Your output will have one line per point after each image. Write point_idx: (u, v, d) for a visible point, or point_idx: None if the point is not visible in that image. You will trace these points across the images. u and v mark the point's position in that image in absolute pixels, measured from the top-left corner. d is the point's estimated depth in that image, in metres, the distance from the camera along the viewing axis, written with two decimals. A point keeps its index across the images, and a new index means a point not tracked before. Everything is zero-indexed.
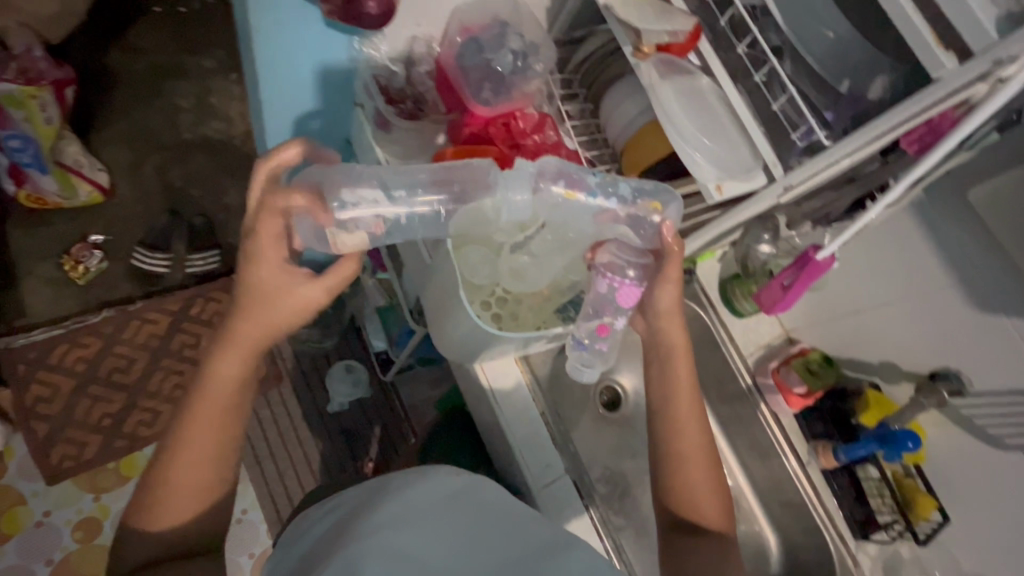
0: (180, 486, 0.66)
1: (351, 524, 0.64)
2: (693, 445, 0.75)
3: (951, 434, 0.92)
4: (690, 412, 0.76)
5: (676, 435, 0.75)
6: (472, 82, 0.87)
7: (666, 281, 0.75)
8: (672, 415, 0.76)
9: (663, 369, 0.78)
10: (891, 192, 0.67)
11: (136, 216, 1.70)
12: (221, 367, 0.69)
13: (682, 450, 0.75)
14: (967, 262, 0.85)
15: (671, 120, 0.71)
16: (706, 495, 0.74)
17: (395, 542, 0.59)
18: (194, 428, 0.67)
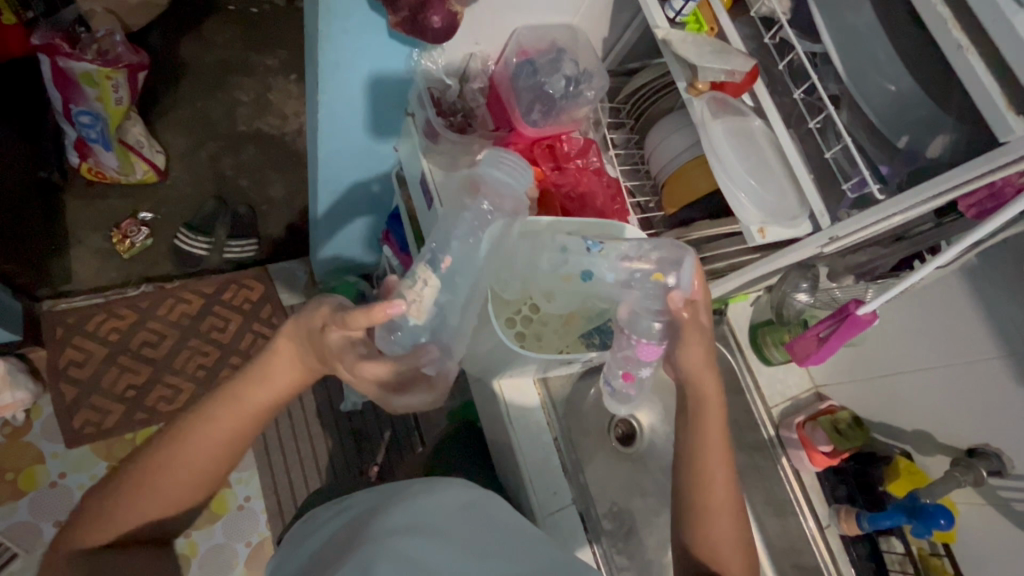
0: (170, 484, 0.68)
1: (365, 528, 0.64)
2: (718, 493, 0.74)
3: (986, 515, 0.87)
4: (717, 462, 0.74)
5: (699, 478, 0.74)
6: (524, 102, 0.89)
7: (688, 346, 0.75)
8: (695, 461, 0.75)
9: (689, 426, 0.77)
10: (943, 255, 0.64)
11: (186, 199, 1.77)
12: (253, 396, 0.70)
13: (704, 498, 0.74)
14: (1018, 337, 0.80)
15: (719, 158, 0.70)
16: (726, 545, 0.72)
17: (412, 548, 0.59)
18: (204, 442, 0.68)
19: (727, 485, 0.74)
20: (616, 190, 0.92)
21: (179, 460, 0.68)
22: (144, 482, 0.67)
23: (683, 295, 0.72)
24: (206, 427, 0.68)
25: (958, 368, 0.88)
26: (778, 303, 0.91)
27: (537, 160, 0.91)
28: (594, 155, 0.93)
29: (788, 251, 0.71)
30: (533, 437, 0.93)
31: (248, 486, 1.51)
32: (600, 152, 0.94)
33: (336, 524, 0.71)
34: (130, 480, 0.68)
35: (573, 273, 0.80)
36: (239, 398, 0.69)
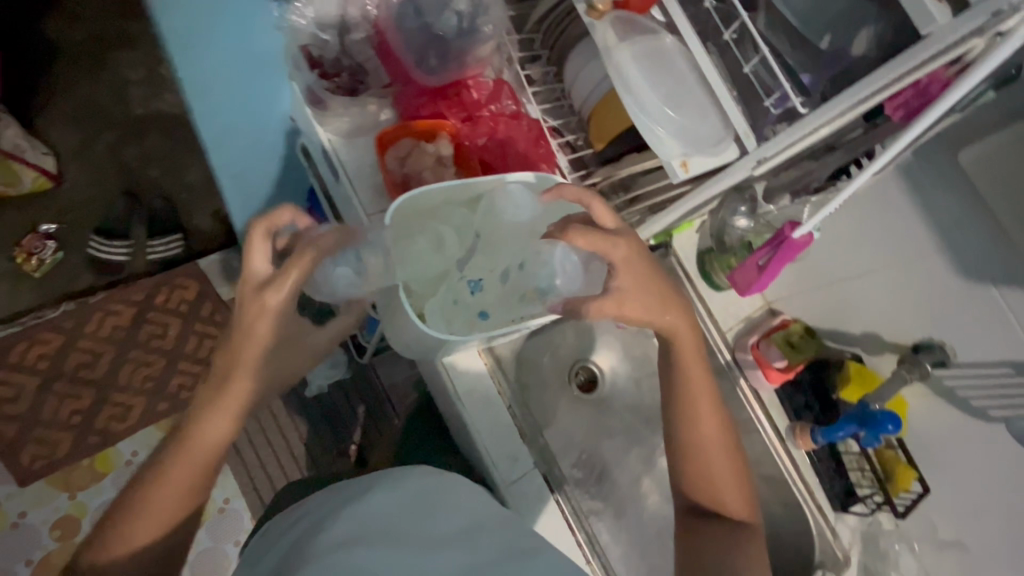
0: (146, 534, 0.65)
1: (297, 551, 0.58)
2: (710, 438, 0.72)
3: (935, 405, 0.89)
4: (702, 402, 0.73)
5: (688, 430, 0.72)
6: (413, 50, 0.80)
7: (610, 303, 0.65)
8: (683, 414, 0.72)
9: (673, 386, 0.73)
10: (875, 165, 0.60)
11: (89, 202, 1.60)
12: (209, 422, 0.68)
13: (700, 447, 0.72)
14: (955, 230, 0.78)
15: (629, 88, 0.63)
16: (725, 488, 0.72)
17: (364, 565, 0.54)
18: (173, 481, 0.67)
19: (716, 429, 0.72)
20: (538, 133, 0.83)
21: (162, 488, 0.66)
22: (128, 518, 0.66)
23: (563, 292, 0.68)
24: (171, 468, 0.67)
25: (900, 269, 0.87)
26: (718, 232, 0.87)
27: (446, 112, 0.82)
28: (508, 98, 0.83)
29: (716, 180, 0.66)
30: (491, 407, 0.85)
31: (224, 488, 1.49)
32: (514, 93, 0.84)
33: (288, 527, 0.66)
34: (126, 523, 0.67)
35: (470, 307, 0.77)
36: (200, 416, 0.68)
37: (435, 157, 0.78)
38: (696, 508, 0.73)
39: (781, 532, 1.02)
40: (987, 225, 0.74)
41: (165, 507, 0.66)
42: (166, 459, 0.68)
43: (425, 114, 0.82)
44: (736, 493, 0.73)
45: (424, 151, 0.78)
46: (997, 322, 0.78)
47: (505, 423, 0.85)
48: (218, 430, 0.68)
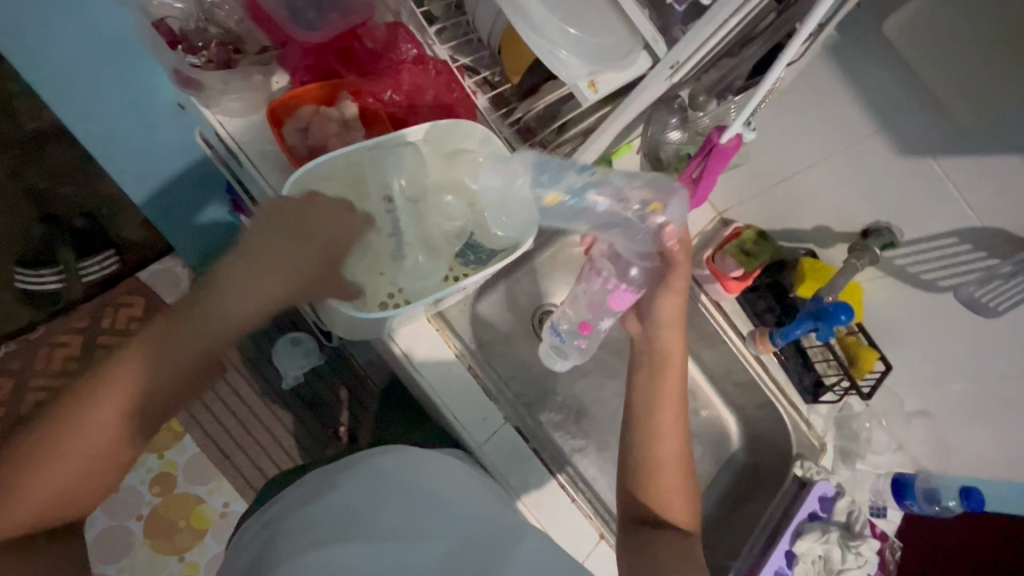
0: (77, 453, 0.51)
1: (268, 556, 0.57)
2: (670, 421, 0.68)
3: (889, 285, 0.90)
4: (672, 417, 0.68)
5: (655, 429, 0.68)
6: (284, 4, 0.71)
7: (670, 290, 0.74)
8: (645, 395, 0.70)
9: (651, 375, 0.72)
10: (791, 48, 0.56)
11: (3, 233, 1.44)
12: (192, 321, 0.55)
13: (656, 423, 0.68)
14: (890, 106, 0.75)
15: (520, 9, 0.57)
16: (675, 493, 0.66)
17: (341, 559, 0.53)
18: (132, 391, 0.53)
19: (674, 417, 0.69)
20: (448, 76, 0.76)
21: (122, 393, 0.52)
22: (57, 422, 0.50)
23: (676, 229, 0.74)
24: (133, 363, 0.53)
25: (841, 157, 0.84)
26: (653, 150, 0.83)
27: (341, 69, 0.75)
28: (407, 41, 0.75)
29: (635, 94, 0.62)
30: (453, 375, 0.82)
31: (222, 493, 1.48)
32: (413, 35, 0.76)
33: (257, 536, 0.63)
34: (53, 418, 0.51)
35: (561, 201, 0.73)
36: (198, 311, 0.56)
37: (340, 120, 0.72)
38: (643, 514, 0.67)
39: (761, 432, 1.06)
40: (922, 99, 0.71)
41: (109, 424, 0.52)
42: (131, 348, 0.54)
43: (317, 76, 0.75)
44: (685, 497, 0.67)
45: (326, 117, 0.71)
46: (938, 193, 0.77)
47: (472, 387, 0.82)
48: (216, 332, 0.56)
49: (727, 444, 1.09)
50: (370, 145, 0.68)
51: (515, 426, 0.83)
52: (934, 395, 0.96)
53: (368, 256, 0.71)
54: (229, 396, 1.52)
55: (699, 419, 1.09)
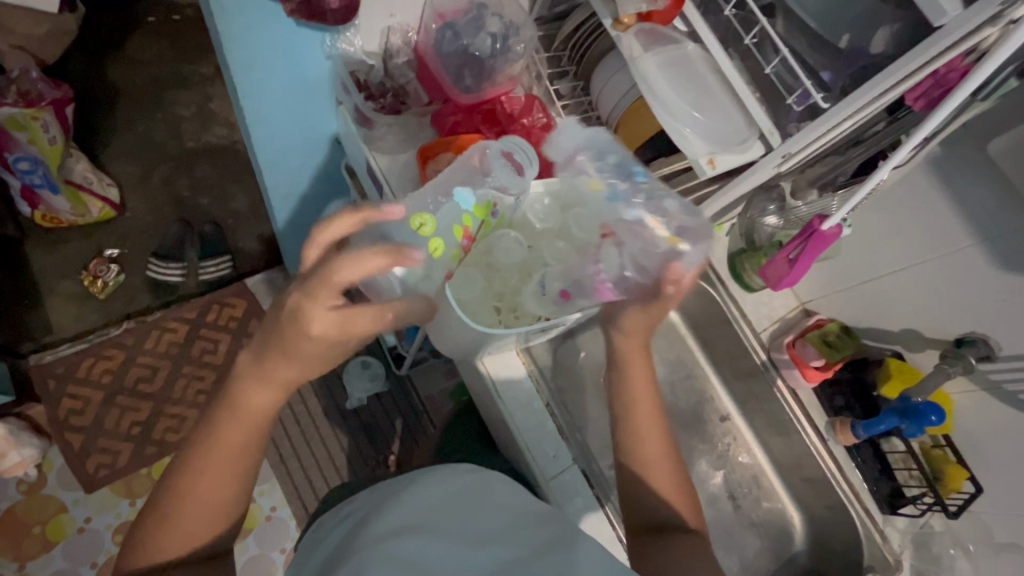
0: (191, 525, 0.60)
1: (355, 538, 0.62)
2: (647, 427, 0.71)
3: (980, 399, 0.88)
4: (647, 420, 0.72)
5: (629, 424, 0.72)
6: (451, 69, 0.85)
7: (647, 310, 0.73)
8: (618, 389, 0.74)
9: (620, 373, 0.75)
10: (899, 153, 0.61)
11: (149, 226, 1.60)
12: (245, 401, 0.60)
13: (633, 425, 0.71)
14: (991, 220, 0.78)
15: (654, 92, 0.67)
16: (667, 494, 0.69)
17: (421, 547, 0.58)
18: (222, 459, 0.60)
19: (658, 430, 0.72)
20: None
21: (208, 471, 0.60)
22: (166, 504, 0.60)
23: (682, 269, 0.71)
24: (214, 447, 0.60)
25: (938, 264, 0.86)
26: (750, 231, 0.91)
27: (480, 126, 0.86)
28: (539, 111, 0.87)
29: (745, 176, 0.69)
30: (528, 409, 0.87)
31: (272, 497, 1.54)
32: (544, 107, 0.88)
33: (344, 527, 0.66)
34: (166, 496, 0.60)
35: (599, 183, 0.76)
36: (241, 392, 0.60)
37: None
38: (643, 525, 0.69)
39: (827, 535, 1.01)
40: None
41: (214, 491, 0.61)
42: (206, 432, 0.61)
43: (460, 130, 0.86)
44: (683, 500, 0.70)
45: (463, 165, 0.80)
46: None
47: (546, 424, 0.86)
48: (266, 397, 0.61)
49: (788, 542, 1.04)
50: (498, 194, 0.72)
51: (581, 469, 0.86)
52: None
53: (488, 282, 0.78)
54: (298, 405, 1.61)
55: (761, 509, 1.05)
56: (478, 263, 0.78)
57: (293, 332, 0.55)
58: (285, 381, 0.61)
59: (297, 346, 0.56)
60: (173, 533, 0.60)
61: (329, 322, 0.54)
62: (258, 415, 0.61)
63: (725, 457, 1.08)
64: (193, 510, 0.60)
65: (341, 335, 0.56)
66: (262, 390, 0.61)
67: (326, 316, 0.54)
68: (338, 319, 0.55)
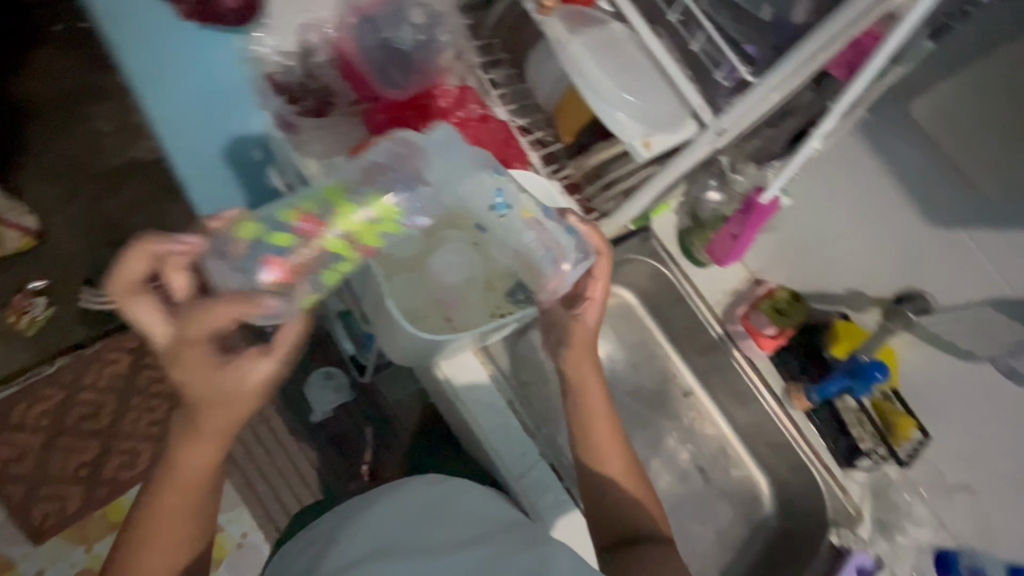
0: None
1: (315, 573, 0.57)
2: (608, 439, 0.75)
3: (923, 351, 0.92)
4: (606, 434, 0.75)
5: (593, 439, 0.75)
6: (376, 66, 0.82)
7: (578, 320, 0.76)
8: (576, 406, 0.77)
9: (576, 401, 0.77)
10: (827, 122, 0.62)
11: (76, 253, 1.49)
12: (185, 466, 0.62)
13: (593, 438, 0.75)
14: (920, 180, 0.81)
15: (584, 77, 0.65)
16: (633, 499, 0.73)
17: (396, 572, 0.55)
18: (164, 527, 0.62)
19: (610, 429, 0.75)
20: (507, 134, 0.85)
21: (150, 541, 0.62)
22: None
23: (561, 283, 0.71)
24: (162, 511, 0.62)
25: (874, 226, 0.89)
26: (691, 206, 0.92)
27: (412, 122, 0.83)
28: (473, 103, 0.84)
29: (681, 155, 0.68)
30: (491, 410, 0.85)
31: (241, 523, 1.48)
32: (479, 98, 0.85)
33: (302, 558, 0.61)
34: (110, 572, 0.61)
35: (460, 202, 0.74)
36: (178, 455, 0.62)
37: None
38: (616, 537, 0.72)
39: (793, 495, 1.04)
40: (949, 176, 0.77)
41: (156, 562, 0.62)
42: (146, 504, 0.62)
43: (392, 127, 0.81)
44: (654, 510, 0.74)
45: None
46: (972, 264, 0.81)
47: (510, 422, 0.85)
48: (200, 459, 0.62)
49: (758, 506, 1.07)
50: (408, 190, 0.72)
51: (549, 463, 0.85)
52: (973, 467, 0.94)
53: (422, 283, 0.78)
54: (261, 426, 1.54)
55: (730, 478, 1.08)
56: (412, 260, 0.78)
57: (193, 394, 0.59)
58: (213, 442, 0.62)
59: (207, 409, 0.59)
60: None
61: (223, 376, 0.58)
62: (200, 475, 0.63)
63: (692, 431, 1.10)
64: None
65: (238, 387, 0.58)
66: (195, 453, 0.62)
67: (211, 373, 0.57)
68: (220, 373, 0.58)
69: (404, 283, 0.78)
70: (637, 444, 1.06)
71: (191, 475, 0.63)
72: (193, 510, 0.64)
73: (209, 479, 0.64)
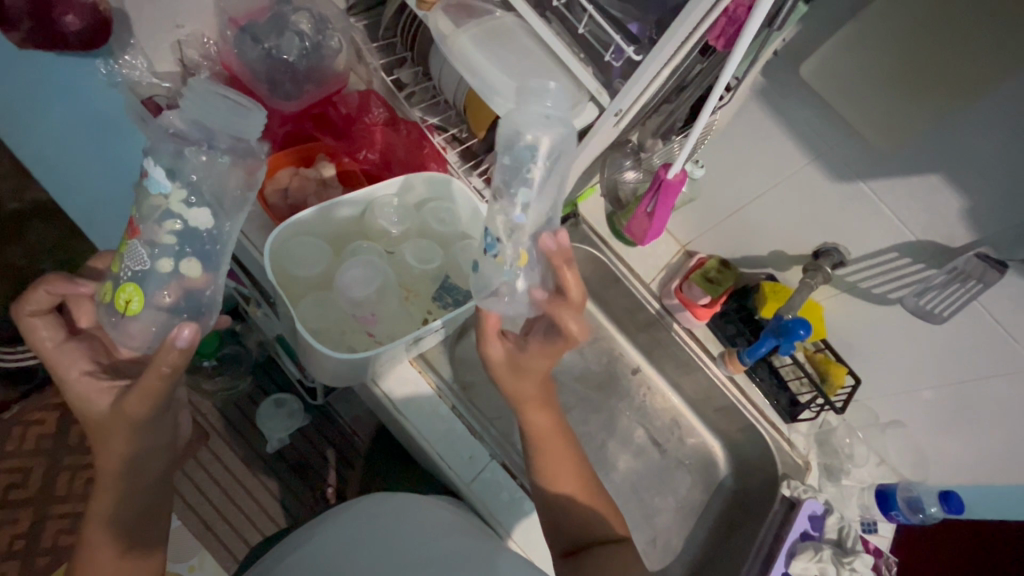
0: None
1: None
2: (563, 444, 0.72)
3: (845, 302, 0.96)
4: (556, 448, 0.71)
5: (547, 448, 0.71)
6: (263, 78, 0.77)
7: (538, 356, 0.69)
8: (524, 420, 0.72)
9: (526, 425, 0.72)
10: (716, 91, 0.62)
11: None
12: (93, 509, 0.64)
13: (546, 446, 0.71)
14: (820, 140, 0.83)
15: (477, 73, 0.64)
16: (587, 490, 0.71)
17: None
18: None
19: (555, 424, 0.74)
20: (419, 135, 0.82)
21: None
22: None
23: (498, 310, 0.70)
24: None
25: (784, 186, 0.91)
26: (612, 191, 0.91)
27: (318, 132, 0.83)
28: (378, 106, 0.82)
29: (586, 139, 0.68)
30: (435, 419, 0.83)
31: (203, 569, 1.37)
32: (384, 100, 0.83)
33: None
34: None
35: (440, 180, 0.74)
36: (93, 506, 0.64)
37: (318, 180, 0.77)
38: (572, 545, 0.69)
39: (745, 455, 1.08)
40: (844, 134, 0.80)
41: None
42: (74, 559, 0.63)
43: (298, 140, 0.83)
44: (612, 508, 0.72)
45: (305, 178, 0.77)
46: (875, 214, 0.85)
47: (457, 428, 0.83)
48: (109, 504, 0.64)
49: (714, 470, 1.10)
50: (320, 208, 0.68)
51: (503, 463, 0.84)
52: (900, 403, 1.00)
53: (341, 309, 0.72)
54: (213, 464, 1.44)
55: (685, 447, 1.11)
56: (325, 283, 0.74)
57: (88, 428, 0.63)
58: (116, 484, 0.64)
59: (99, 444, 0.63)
60: None
61: (94, 400, 0.62)
62: (106, 525, 0.63)
63: (645, 408, 1.11)
64: None
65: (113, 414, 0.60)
66: (104, 498, 0.64)
67: (86, 392, 0.62)
68: (96, 392, 0.62)
69: (311, 302, 0.72)
70: (593, 429, 1.07)
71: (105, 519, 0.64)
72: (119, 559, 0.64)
73: (129, 525, 0.65)
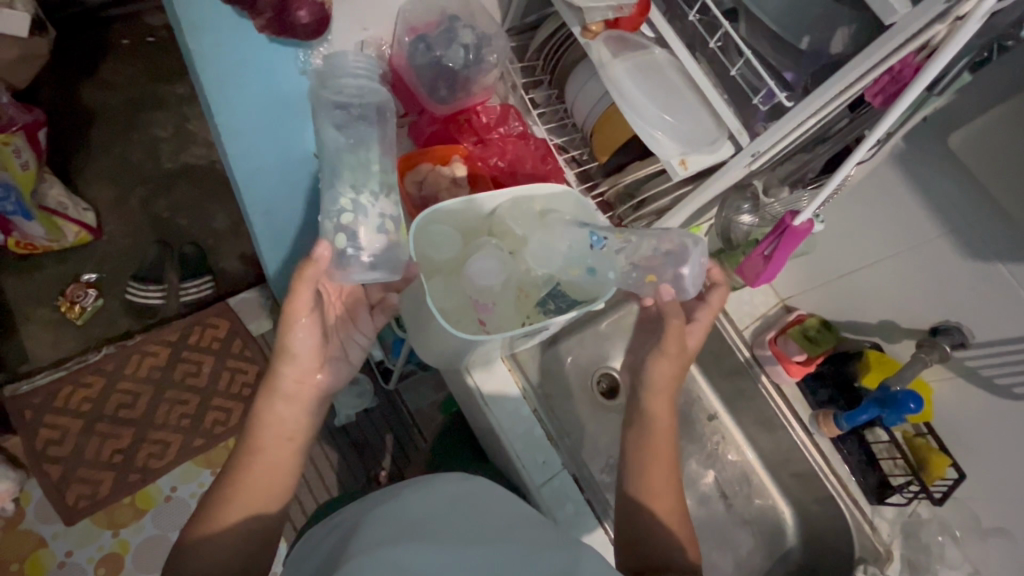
0: (224, 536, 0.62)
1: (345, 549, 0.56)
2: (653, 471, 0.73)
3: (958, 387, 0.90)
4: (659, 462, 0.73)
5: (641, 465, 0.73)
6: (425, 83, 0.87)
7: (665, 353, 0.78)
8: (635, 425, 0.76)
9: (641, 436, 0.76)
10: (863, 145, 0.63)
11: (127, 250, 1.57)
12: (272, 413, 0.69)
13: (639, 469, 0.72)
14: (958, 212, 0.80)
15: (626, 98, 0.68)
16: (666, 523, 0.70)
17: (410, 556, 0.51)
18: (256, 472, 0.66)
19: (636, 444, 0.75)
20: (545, 150, 0.89)
21: (239, 488, 0.65)
22: (204, 514, 0.64)
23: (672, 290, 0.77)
24: (245, 476, 0.66)
25: (905, 256, 0.89)
26: (724, 230, 0.91)
27: (458, 137, 0.91)
28: (514, 121, 0.90)
29: (717, 176, 0.70)
30: (515, 418, 0.86)
31: None
32: (521, 116, 0.91)
33: (334, 539, 0.60)
34: (198, 519, 0.64)
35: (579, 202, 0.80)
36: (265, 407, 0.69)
37: (451, 178, 0.84)
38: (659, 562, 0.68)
39: (818, 529, 1.01)
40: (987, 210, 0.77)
41: (246, 502, 0.65)
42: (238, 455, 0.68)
43: (438, 140, 0.91)
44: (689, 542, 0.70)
45: (440, 174, 0.84)
46: (1010, 298, 0.80)
47: (534, 431, 0.86)
48: (287, 409, 0.69)
49: (781, 537, 1.05)
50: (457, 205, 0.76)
51: (572, 475, 0.85)
52: (1013, 512, 0.90)
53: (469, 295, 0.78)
54: None
55: (753, 506, 1.06)
56: (448, 268, 0.79)
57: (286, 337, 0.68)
58: (295, 397, 0.70)
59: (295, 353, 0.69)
60: (200, 546, 0.61)
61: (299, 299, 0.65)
62: (281, 426, 0.69)
63: (716, 456, 1.09)
64: (232, 517, 0.63)
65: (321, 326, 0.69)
66: (283, 408, 0.69)
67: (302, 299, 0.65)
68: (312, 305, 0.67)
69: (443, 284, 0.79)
70: None
71: (277, 424, 0.69)
72: (282, 465, 0.68)
73: (296, 437, 0.70)
